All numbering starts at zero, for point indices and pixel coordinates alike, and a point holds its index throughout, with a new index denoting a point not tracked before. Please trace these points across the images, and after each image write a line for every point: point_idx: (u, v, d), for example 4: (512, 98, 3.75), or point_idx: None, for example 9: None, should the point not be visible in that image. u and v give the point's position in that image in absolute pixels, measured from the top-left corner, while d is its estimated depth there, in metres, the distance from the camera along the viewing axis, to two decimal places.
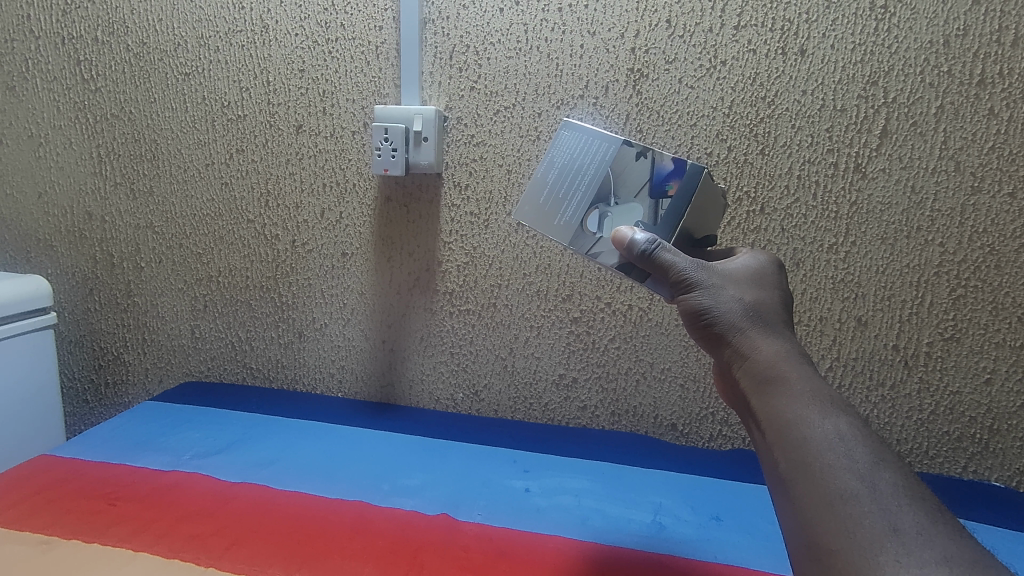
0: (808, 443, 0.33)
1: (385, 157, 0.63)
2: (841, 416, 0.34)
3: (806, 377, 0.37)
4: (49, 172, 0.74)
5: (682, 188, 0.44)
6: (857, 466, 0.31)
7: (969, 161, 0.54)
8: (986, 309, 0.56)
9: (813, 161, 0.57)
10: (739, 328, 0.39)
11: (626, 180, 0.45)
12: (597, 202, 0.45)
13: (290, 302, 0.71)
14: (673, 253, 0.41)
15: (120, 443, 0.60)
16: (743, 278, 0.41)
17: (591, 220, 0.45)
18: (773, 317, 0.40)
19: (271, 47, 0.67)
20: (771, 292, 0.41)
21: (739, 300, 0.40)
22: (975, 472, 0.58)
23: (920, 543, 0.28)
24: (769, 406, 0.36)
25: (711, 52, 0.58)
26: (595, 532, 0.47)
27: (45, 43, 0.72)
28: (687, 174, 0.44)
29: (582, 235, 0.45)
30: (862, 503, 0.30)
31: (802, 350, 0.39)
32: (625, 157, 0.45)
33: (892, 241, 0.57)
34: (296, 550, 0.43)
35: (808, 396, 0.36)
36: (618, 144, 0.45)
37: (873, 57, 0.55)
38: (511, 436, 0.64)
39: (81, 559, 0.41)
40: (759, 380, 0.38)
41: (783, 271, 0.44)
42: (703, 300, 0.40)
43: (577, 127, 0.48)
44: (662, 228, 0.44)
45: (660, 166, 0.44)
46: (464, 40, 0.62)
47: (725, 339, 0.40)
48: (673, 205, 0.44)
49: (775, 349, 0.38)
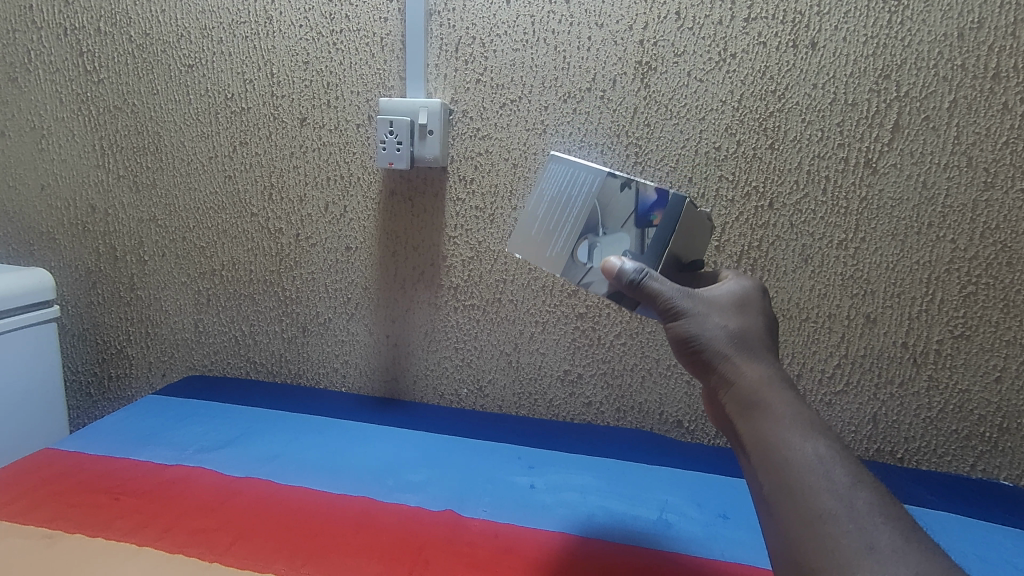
0: (790, 464, 0.33)
1: (389, 150, 0.62)
2: (821, 439, 0.34)
3: (789, 402, 0.36)
4: (51, 164, 0.74)
5: (666, 218, 0.43)
6: (836, 486, 0.32)
7: (981, 156, 0.53)
8: (997, 307, 0.55)
9: (823, 156, 0.56)
10: (724, 355, 0.38)
11: (610, 212, 0.44)
12: (586, 233, 0.45)
13: (293, 297, 0.71)
14: (659, 281, 0.40)
15: (124, 437, 0.59)
16: (725, 304, 0.40)
17: (580, 251, 0.45)
18: (757, 342, 0.39)
19: (275, 38, 0.66)
20: (754, 317, 0.40)
21: (723, 327, 0.39)
22: (983, 471, 0.58)
23: (895, 561, 0.28)
24: (753, 430, 0.36)
25: (720, 45, 0.57)
26: (598, 530, 0.46)
27: (46, 34, 0.71)
28: (670, 205, 0.42)
29: (572, 265, 0.45)
30: (841, 523, 0.30)
31: (786, 375, 0.38)
32: (610, 188, 0.44)
33: (902, 237, 0.56)
34: (298, 546, 0.43)
35: (789, 420, 0.35)
36: (602, 176, 0.44)
37: (886, 51, 0.54)
38: (517, 432, 0.64)
39: (82, 555, 0.41)
40: (742, 404, 0.37)
41: (768, 296, 0.43)
42: (687, 327, 0.39)
43: (563, 159, 0.48)
44: (649, 257, 0.43)
45: (644, 196, 0.43)
46: (470, 31, 0.62)
47: (710, 367, 0.39)
48: (658, 234, 0.43)
49: (760, 374, 0.37)
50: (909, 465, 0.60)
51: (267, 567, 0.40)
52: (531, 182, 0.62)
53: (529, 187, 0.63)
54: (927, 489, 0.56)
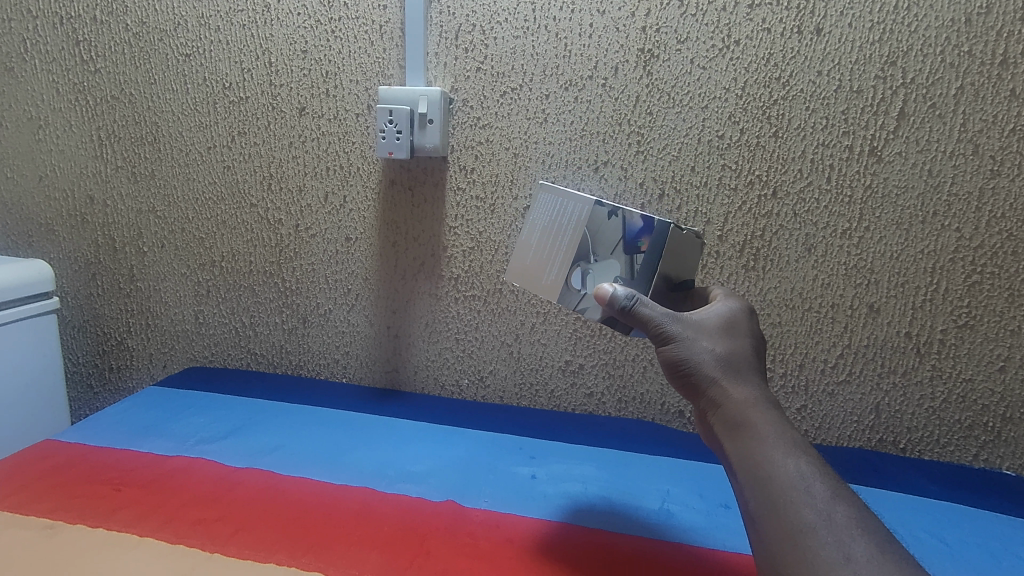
0: (772, 479, 0.34)
1: (389, 139, 0.61)
2: (802, 456, 0.35)
3: (773, 422, 0.37)
4: (49, 155, 0.74)
5: (654, 244, 0.44)
6: (817, 500, 0.32)
7: (988, 144, 0.53)
8: (1002, 296, 0.55)
9: (827, 144, 0.56)
10: (713, 378, 0.39)
11: (599, 240, 0.45)
12: (578, 261, 0.46)
13: (293, 288, 0.70)
14: (650, 307, 0.41)
15: (123, 429, 0.59)
16: (714, 326, 0.41)
17: (573, 278, 0.46)
18: (744, 364, 0.40)
19: (273, 26, 0.66)
20: (742, 340, 0.41)
21: (712, 350, 0.40)
22: (986, 461, 0.58)
23: (870, 570, 0.28)
24: (739, 449, 0.36)
25: (724, 31, 0.56)
26: (601, 520, 0.46)
27: (42, 23, 0.71)
28: (657, 231, 0.43)
29: (568, 293, 0.46)
30: (820, 535, 0.31)
31: (771, 396, 0.39)
32: (598, 217, 0.45)
33: (907, 226, 0.56)
34: (301, 537, 0.43)
35: (773, 439, 0.36)
36: (590, 205, 0.45)
37: (892, 37, 0.53)
38: (518, 423, 0.64)
39: (83, 546, 0.41)
40: (728, 423, 0.38)
41: (755, 318, 0.44)
42: (677, 351, 0.40)
43: (551, 189, 0.48)
44: (639, 282, 0.45)
45: (630, 223, 0.44)
46: (470, 19, 0.61)
47: (699, 389, 0.39)
48: (647, 259, 0.44)
49: (746, 395, 0.38)
50: (911, 455, 0.59)
51: (268, 558, 0.40)
52: (532, 171, 0.62)
53: (530, 178, 0.62)
54: (930, 479, 0.55)
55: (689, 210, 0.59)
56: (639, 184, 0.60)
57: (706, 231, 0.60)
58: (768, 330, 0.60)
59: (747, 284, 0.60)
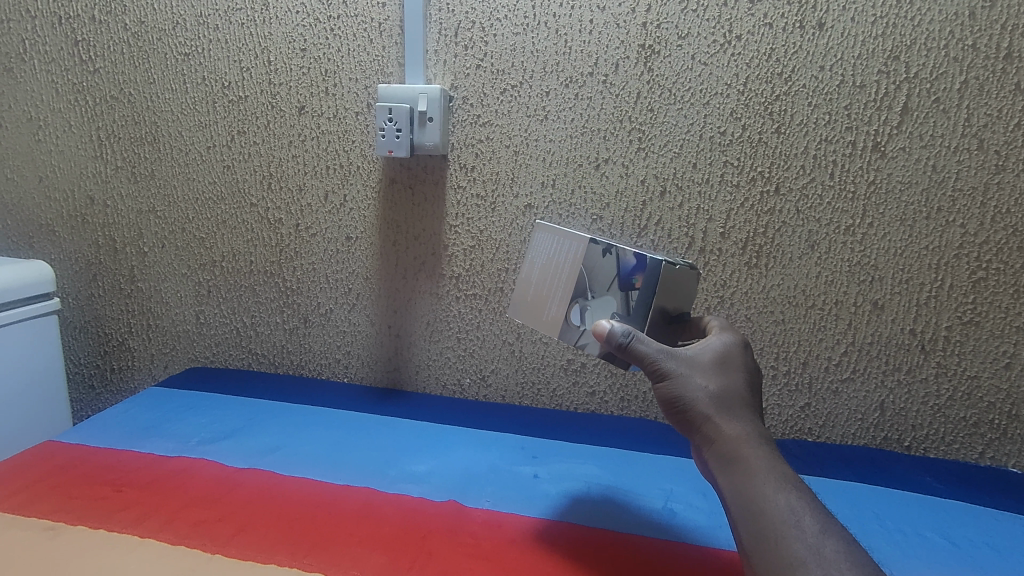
0: (763, 515, 0.34)
1: (388, 138, 0.61)
2: (792, 491, 0.35)
3: (765, 458, 0.37)
4: (49, 156, 0.73)
5: (647, 281, 0.43)
6: (807, 535, 0.33)
7: (993, 138, 0.52)
8: (1007, 293, 0.54)
9: (830, 140, 0.55)
10: (706, 416, 0.39)
11: (595, 277, 0.45)
12: (576, 297, 0.46)
13: (294, 287, 0.70)
14: (646, 343, 0.40)
15: (124, 430, 0.59)
16: (708, 362, 0.41)
17: (573, 314, 0.46)
18: (737, 400, 0.40)
19: (272, 25, 0.65)
20: (735, 375, 0.41)
21: (705, 388, 0.39)
22: (991, 458, 0.57)
23: None
24: (731, 485, 0.36)
25: (725, 26, 0.56)
26: (604, 521, 0.46)
27: (41, 23, 0.71)
28: (649, 268, 0.43)
29: (569, 329, 0.46)
30: (810, 569, 0.31)
31: (764, 432, 0.39)
32: (593, 255, 0.45)
33: (911, 222, 0.55)
34: (303, 538, 0.42)
35: (765, 475, 0.36)
36: (585, 243, 0.46)
37: (895, 31, 0.53)
38: (519, 422, 0.63)
39: (86, 546, 0.41)
40: (719, 459, 0.38)
41: (749, 350, 0.43)
42: (670, 388, 0.40)
43: (547, 228, 0.50)
44: (635, 318, 0.44)
45: (624, 261, 0.44)
46: (469, 16, 0.61)
47: (693, 426, 0.39)
48: (641, 296, 0.44)
49: (738, 431, 0.38)
50: (917, 453, 0.59)
51: (268, 559, 0.40)
52: (533, 169, 0.61)
53: (530, 175, 0.62)
54: (936, 477, 0.55)
55: (690, 207, 0.59)
56: (641, 181, 0.60)
57: (708, 228, 0.59)
58: (771, 328, 0.60)
59: (750, 282, 0.59)
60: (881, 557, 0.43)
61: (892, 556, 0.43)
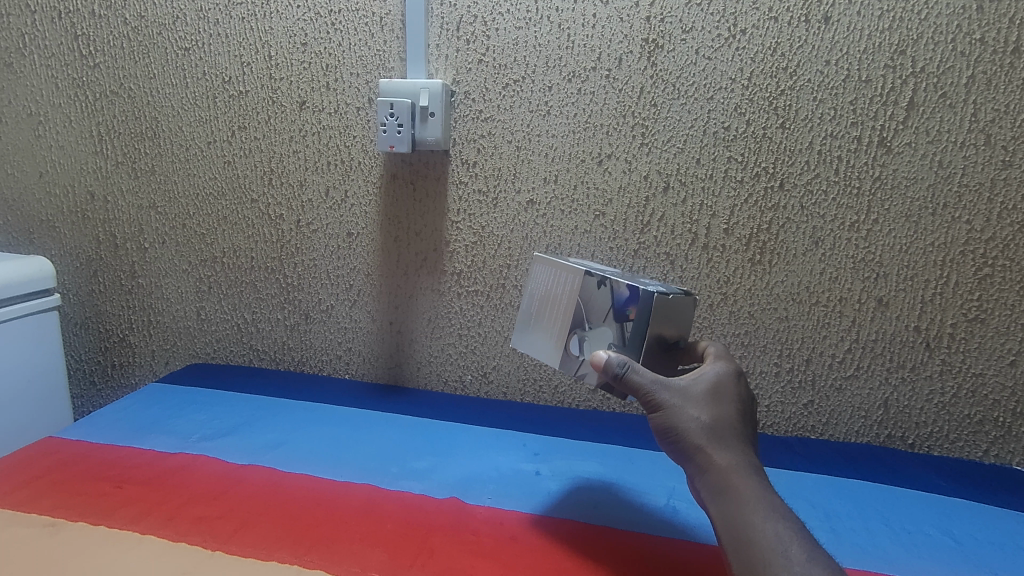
0: (753, 544, 0.34)
1: (390, 133, 0.60)
2: (781, 519, 0.34)
3: (756, 488, 0.36)
4: (49, 151, 0.73)
5: (641, 311, 0.42)
6: (794, 564, 0.32)
7: (1000, 134, 0.52)
8: (1013, 289, 0.54)
9: (836, 135, 0.55)
10: (698, 446, 0.38)
11: (592, 308, 0.44)
12: (574, 328, 0.45)
13: (296, 283, 0.70)
14: (641, 374, 0.40)
15: (126, 425, 0.59)
16: (701, 392, 0.40)
17: (573, 344, 0.45)
18: (729, 431, 0.39)
19: (272, 19, 0.65)
20: (728, 406, 0.40)
21: (698, 419, 0.39)
22: (996, 456, 0.57)
23: None
24: (722, 514, 0.36)
25: (730, 20, 0.55)
26: (607, 517, 0.46)
27: (41, 18, 0.70)
28: (642, 299, 0.41)
29: (569, 359, 0.45)
30: None
31: (757, 463, 0.38)
32: (589, 286, 0.45)
33: (916, 218, 0.55)
34: (303, 536, 0.42)
35: (755, 504, 0.35)
36: (581, 275, 0.45)
37: (902, 25, 0.52)
38: (522, 418, 0.63)
39: (85, 544, 0.41)
40: (710, 488, 0.37)
41: (743, 381, 0.43)
42: (662, 419, 0.39)
43: (545, 260, 0.50)
44: (631, 349, 0.42)
45: (618, 292, 0.43)
46: (471, 10, 0.60)
47: (686, 456, 0.39)
48: (636, 327, 0.42)
49: (730, 461, 0.38)
50: (921, 451, 0.59)
51: (270, 556, 0.40)
52: (535, 164, 0.61)
53: (533, 171, 0.61)
54: (940, 475, 0.54)
55: (694, 203, 0.59)
56: (644, 176, 0.59)
57: (712, 224, 0.59)
58: (775, 325, 0.59)
59: (753, 278, 0.59)
60: (885, 556, 0.42)
61: (896, 555, 0.42)
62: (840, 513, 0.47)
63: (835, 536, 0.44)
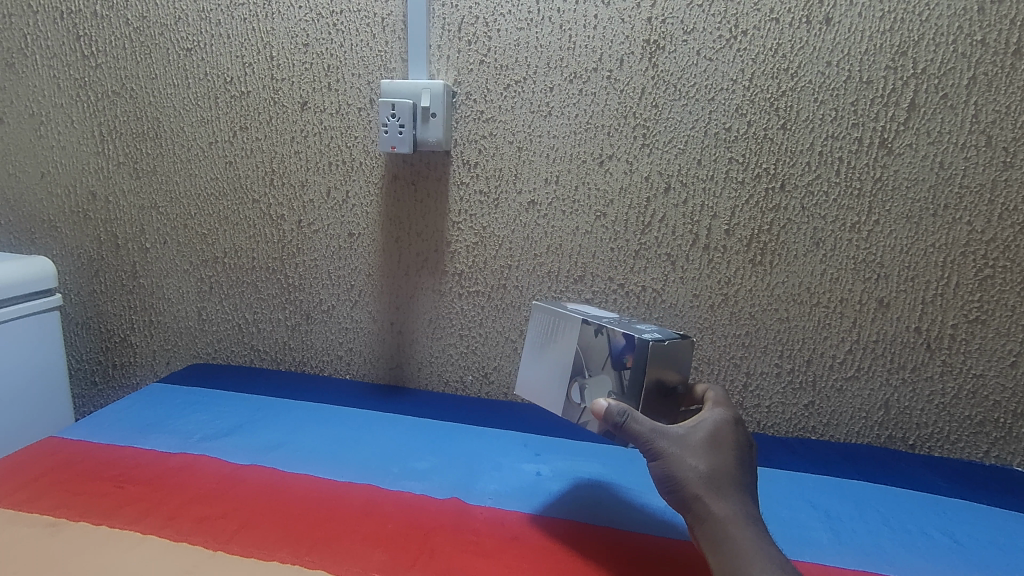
0: None
1: (392, 134, 0.60)
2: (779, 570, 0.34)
3: (755, 542, 0.36)
4: (51, 151, 0.73)
5: (638, 359, 0.42)
6: None
7: (1001, 135, 0.52)
8: (1014, 291, 0.54)
9: (837, 136, 0.55)
10: (697, 495, 0.38)
11: (591, 356, 0.45)
12: (574, 376, 0.45)
13: (297, 284, 0.70)
14: (640, 421, 0.40)
15: (130, 425, 0.59)
16: (700, 441, 0.40)
17: (573, 392, 0.45)
18: (727, 481, 0.39)
19: (274, 19, 0.65)
20: (727, 456, 0.40)
21: (697, 469, 0.39)
22: (997, 457, 0.57)
23: None
24: (720, 566, 0.35)
25: (731, 21, 0.55)
26: (609, 518, 0.46)
27: (43, 17, 0.70)
28: (638, 347, 0.42)
29: (569, 408, 0.45)
30: None
31: (756, 514, 0.38)
32: (586, 335, 0.45)
33: (917, 219, 0.55)
34: (304, 536, 0.42)
35: (754, 556, 0.35)
36: (578, 323, 0.46)
37: (903, 26, 0.52)
38: (524, 418, 0.63)
39: (88, 543, 0.41)
40: (709, 539, 0.37)
41: (741, 430, 0.43)
42: (662, 467, 0.39)
43: (544, 307, 0.51)
44: (630, 397, 0.42)
45: (615, 341, 0.43)
46: (472, 11, 0.60)
47: (685, 505, 0.38)
48: (634, 375, 0.42)
49: (728, 512, 0.37)
50: (921, 452, 0.59)
51: (271, 556, 0.40)
52: (536, 165, 0.61)
53: (533, 171, 0.62)
54: (940, 476, 0.55)
55: (695, 203, 0.59)
56: (645, 177, 0.59)
57: (713, 225, 0.59)
58: (775, 325, 0.59)
59: (754, 279, 0.59)
60: (886, 557, 0.42)
61: (897, 555, 0.43)
62: (842, 514, 0.47)
63: (835, 536, 0.44)
